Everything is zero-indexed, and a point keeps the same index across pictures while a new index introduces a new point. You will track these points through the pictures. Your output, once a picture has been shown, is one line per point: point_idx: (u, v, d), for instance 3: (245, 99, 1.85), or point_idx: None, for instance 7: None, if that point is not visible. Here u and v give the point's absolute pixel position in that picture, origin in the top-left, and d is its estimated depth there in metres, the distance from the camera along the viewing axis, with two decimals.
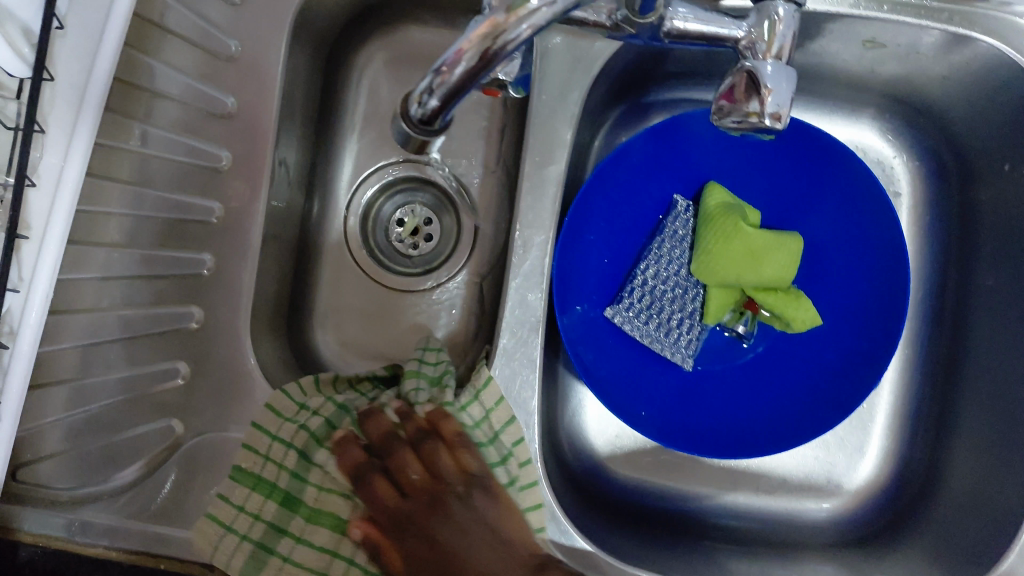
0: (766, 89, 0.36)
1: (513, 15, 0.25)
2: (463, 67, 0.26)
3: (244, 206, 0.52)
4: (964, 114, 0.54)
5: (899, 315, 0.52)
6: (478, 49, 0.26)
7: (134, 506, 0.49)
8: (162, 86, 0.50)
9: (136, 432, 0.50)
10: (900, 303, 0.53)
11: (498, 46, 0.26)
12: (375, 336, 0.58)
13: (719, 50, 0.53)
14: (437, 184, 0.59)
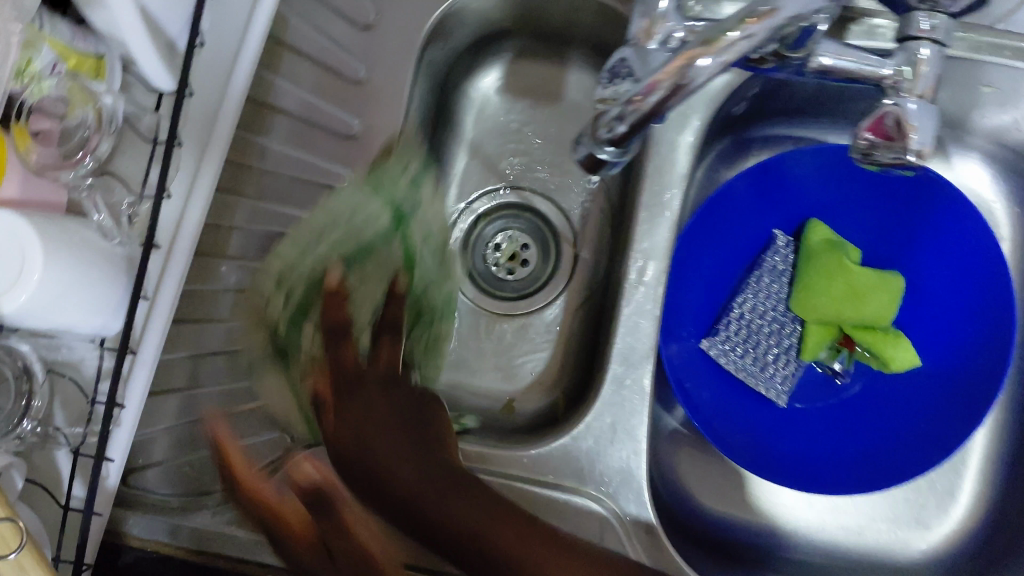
0: (909, 126, 0.38)
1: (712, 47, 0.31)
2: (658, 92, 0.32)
3: None
4: None
5: (1002, 357, 0.53)
6: (668, 80, 0.32)
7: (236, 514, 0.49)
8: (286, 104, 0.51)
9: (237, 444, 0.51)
10: (1004, 346, 0.53)
11: (686, 79, 0.32)
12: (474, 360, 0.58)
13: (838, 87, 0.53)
14: (538, 212, 0.60)
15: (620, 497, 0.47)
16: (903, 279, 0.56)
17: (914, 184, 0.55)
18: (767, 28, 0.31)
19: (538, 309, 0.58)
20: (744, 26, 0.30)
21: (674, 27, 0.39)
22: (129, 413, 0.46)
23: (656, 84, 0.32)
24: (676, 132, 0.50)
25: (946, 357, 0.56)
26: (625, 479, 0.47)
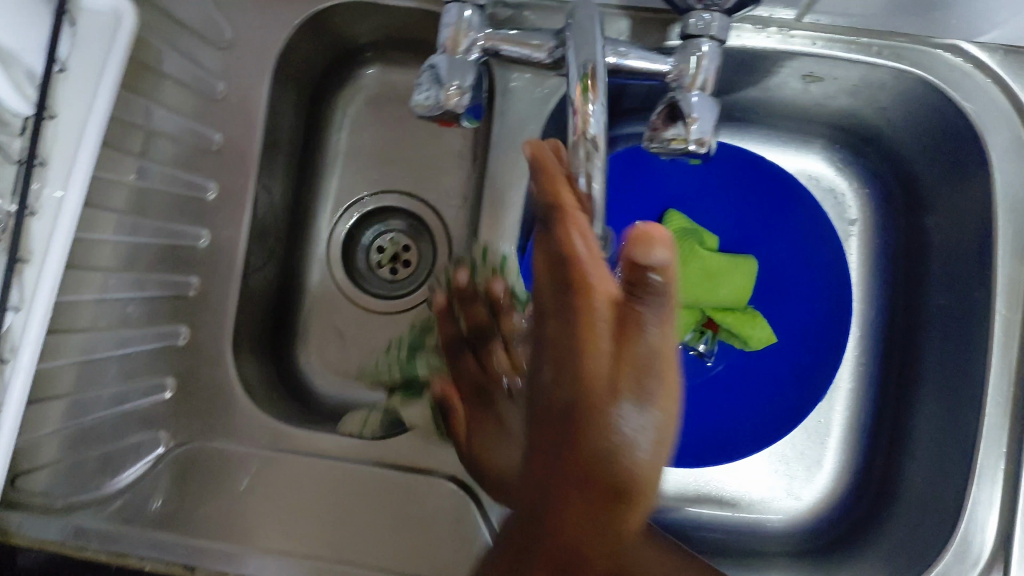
0: (691, 119, 0.42)
1: None
2: None
3: (234, 237, 0.55)
4: (904, 140, 0.57)
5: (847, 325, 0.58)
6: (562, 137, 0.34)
7: (124, 512, 0.50)
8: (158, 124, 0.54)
9: (121, 443, 0.51)
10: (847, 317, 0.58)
11: None
12: (355, 359, 0.59)
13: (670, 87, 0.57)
14: (407, 212, 0.62)
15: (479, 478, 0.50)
16: (755, 261, 0.60)
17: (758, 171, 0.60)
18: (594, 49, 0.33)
19: (416, 307, 0.60)
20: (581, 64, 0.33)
21: (475, 37, 0.44)
22: (8, 418, 0.47)
23: None
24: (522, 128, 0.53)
25: (800, 332, 0.60)
26: None
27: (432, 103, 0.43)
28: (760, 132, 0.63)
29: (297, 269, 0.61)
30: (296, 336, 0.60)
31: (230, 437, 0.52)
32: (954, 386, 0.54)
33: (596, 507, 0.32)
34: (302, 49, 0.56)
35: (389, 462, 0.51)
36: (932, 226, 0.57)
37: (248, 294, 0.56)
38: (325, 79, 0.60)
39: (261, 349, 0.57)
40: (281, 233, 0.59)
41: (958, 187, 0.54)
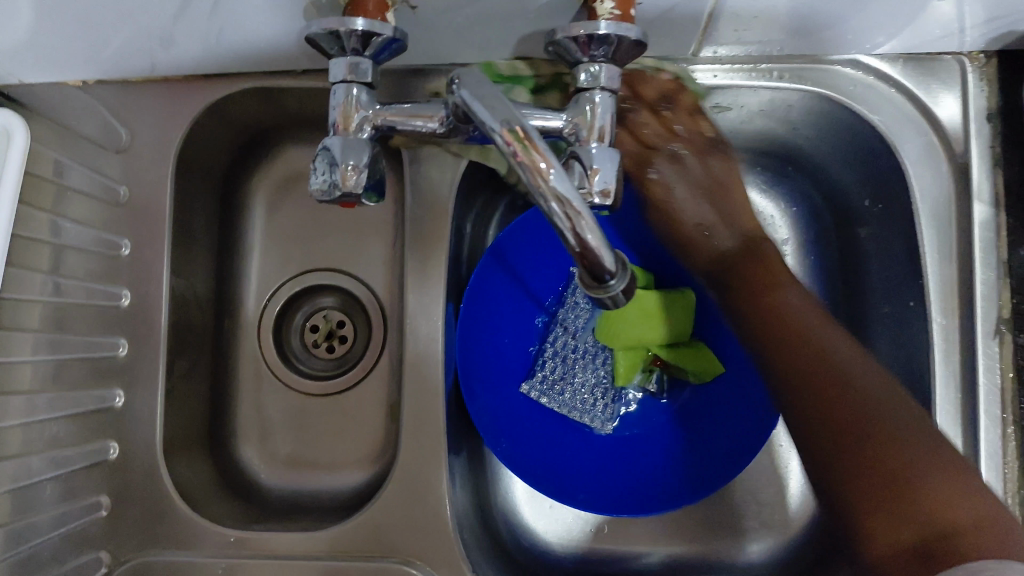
0: (592, 170, 0.42)
1: (537, 173, 0.30)
2: (573, 235, 0.31)
3: (150, 347, 0.53)
4: (822, 157, 0.57)
5: None
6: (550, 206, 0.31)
7: None
8: (69, 238, 0.52)
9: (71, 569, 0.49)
10: None
11: (554, 202, 0.30)
12: (301, 445, 0.58)
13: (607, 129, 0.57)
14: (338, 286, 0.60)
15: (431, 558, 0.50)
16: (692, 294, 0.60)
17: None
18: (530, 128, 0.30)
19: (358, 385, 0.59)
20: (523, 146, 0.30)
21: (365, 114, 0.42)
22: None
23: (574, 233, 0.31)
24: (437, 197, 0.52)
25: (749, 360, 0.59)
26: (437, 540, 0.50)
27: (329, 187, 0.42)
28: None
29: (228, 362, 0.59)
30: (234, 431, 0.59)
31: (174, 548, 0.51)
32: None
33: (894, 518, 0.37)
34: (204, 142, 0.55)
35: (341, 553, 0.50)
36: (861, 238, 0.57)
37: (178, 397, 0.54)
38: (234, 167, 0.58)
39: (198, 450, 0.56)
40: (206, 328, 0.58)
41: (880, 197, 0.53)
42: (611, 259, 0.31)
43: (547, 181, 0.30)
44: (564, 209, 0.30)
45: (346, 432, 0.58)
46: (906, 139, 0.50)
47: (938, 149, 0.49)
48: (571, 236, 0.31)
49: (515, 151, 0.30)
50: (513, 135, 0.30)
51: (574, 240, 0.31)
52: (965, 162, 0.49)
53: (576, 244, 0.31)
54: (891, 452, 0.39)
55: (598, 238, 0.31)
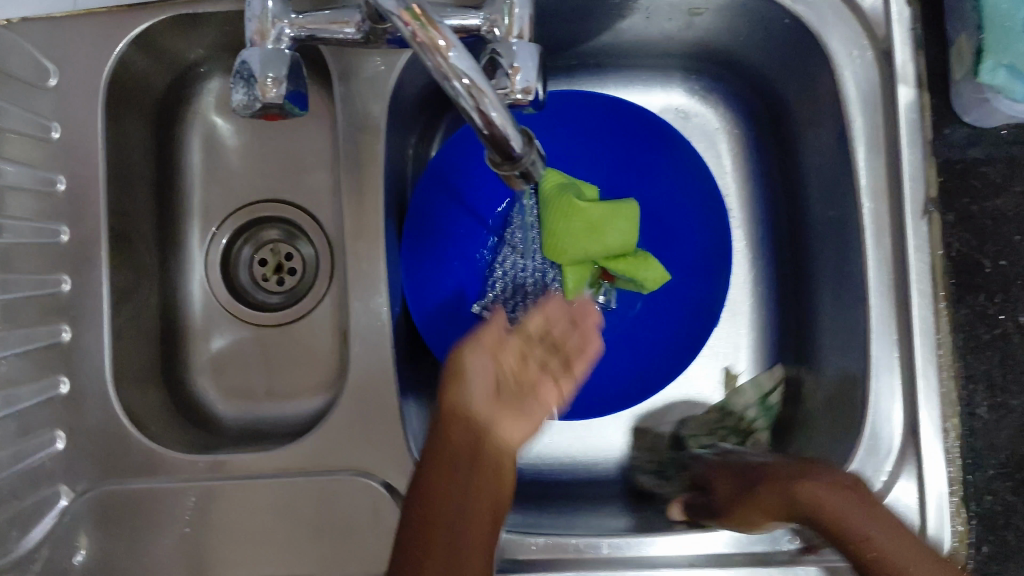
0: (514, 69, 0.42)
1: (443, 62, 0.30)
2: (483, 118, 0.31)
3: (92, 279, 0.52)
4: (753, 55, 0.57)
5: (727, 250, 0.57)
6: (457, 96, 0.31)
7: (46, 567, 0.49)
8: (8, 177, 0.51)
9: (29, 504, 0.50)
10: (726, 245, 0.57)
11: (463, 91, 0.31)
12: (254, 376, 0.59)
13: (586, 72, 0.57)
14: (284, 219, 0.60)
15: (385, 469, 0.50)
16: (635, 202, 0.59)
17: (623, 111, 0.59)
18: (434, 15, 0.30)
19: (309, 313, 0.59)
20: (429, 35, 0.30)
21: (283, 25, 0.43)
22: None
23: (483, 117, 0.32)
24: (370, 114, 0.53)
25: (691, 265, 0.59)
26: (390, 450, 0.50)
27: (249, 100, 0.43)
28: (621, 72, 0.63)
29: (177, 298, 0.59)
30: (188, 365, 0.59)
31: (133, 476, 0.51)
32: (838, 289, 0.54)
33: None
34: (136, 76, 0.55)
35: (297, 471, 0.50)
36: (796, 133, 0.57)
37: (127, 330, 0.54)
38: (168, 101, 0.58)
39: (152, 383, 0.56)
40: (153, 264, 0.58)
41: (811, 90, 0.54)
42: (518, 135, 0.32)
43: (454, 71, 0.30)
44: (472, 94, 0.31)
45: (300, 360, 0.59)
46: (833, 28, 0.50)
47: (862, 35, 0.50)
48: (477, 115, 0.31)
49: (414, 31, 0.30)
50: (412, 14, 0.30)
51: (479, 119, 0.32)
52: (887, 46, 0.49)
53: (483, 122, 0.31)
54: (836, 525, 0.41)
55: (502, 114, 0.32)
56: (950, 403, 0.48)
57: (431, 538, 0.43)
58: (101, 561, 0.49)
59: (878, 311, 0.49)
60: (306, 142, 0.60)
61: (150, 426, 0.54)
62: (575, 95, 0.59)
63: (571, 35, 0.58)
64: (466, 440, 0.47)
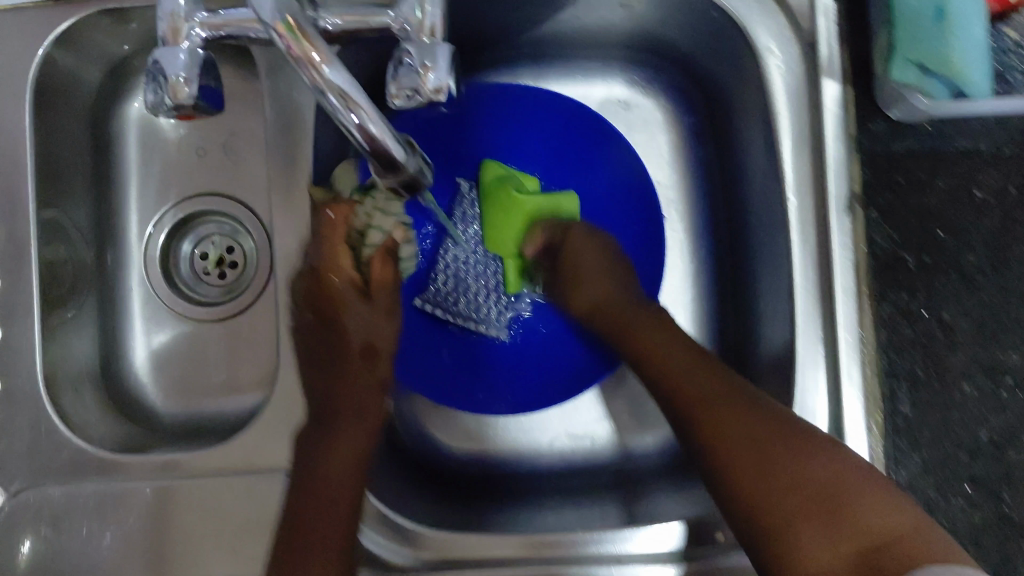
0: (424, 67, 0.41)
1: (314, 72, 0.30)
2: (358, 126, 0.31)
3: (21, 283, 0.52)
4: (690, 44, 0.56)
5: None
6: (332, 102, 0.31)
7: None
8: None
9: None
10: None
11: (337, 97, 0.31)
12: (196, 373, 0.59)
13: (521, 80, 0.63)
14: (223, 213, 0.60)
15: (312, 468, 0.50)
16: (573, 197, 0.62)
17: (555, 106, 0.61)
18: (309, 26, 0.30)
19: (250, 309, 0.59)
20: (299, 44, 0.30)
21: (193, 23, 0.42)
22: None
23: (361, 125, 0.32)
24: (299, 110, 0.52)
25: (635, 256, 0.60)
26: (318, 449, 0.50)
27: (158, 101, 0.43)
28: (560, 63, 0.62)
29: (115, 295, 0.59)
30: (127, 363, 0.59)
31: (66, 477, 0.51)
32: (771, 284, 0.54)
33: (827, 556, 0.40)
34: (62, 74, 0.54)
35: (227, 471, 0.51)
36: (732, 126, 0.57)
37: (59, 332, 0.54)
38: (102, 96, 0.58)
39: (89, 382, 0.56)
40: (88, 262, 0.58)
41: (742, 82, 0.53)
42: (397, 150, 0.32)
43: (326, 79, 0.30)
44: (346, 103, 0.31)
45: (241, 355, 0.59)
46: (759, 19, 0.49)
47: (787, 27, 0.49)
48: (355, 129, 0.32)
49: (287, 44, 0.30)
50: (286, 27, 0.29)
51: (357, 133, 0.32)
52: (812, 39, 0.48)
53: (362, 137, 0.32)
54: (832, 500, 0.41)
55: (381, 127, 0.32)
56: (873, 401, 0.47)
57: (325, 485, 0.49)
58: (40, 560, 0.50)
59: (802, 308, 0.49)
60: (240, 135, 0.59)
61: (82, 425, 0.54)
62: (503, 90, 0.61)
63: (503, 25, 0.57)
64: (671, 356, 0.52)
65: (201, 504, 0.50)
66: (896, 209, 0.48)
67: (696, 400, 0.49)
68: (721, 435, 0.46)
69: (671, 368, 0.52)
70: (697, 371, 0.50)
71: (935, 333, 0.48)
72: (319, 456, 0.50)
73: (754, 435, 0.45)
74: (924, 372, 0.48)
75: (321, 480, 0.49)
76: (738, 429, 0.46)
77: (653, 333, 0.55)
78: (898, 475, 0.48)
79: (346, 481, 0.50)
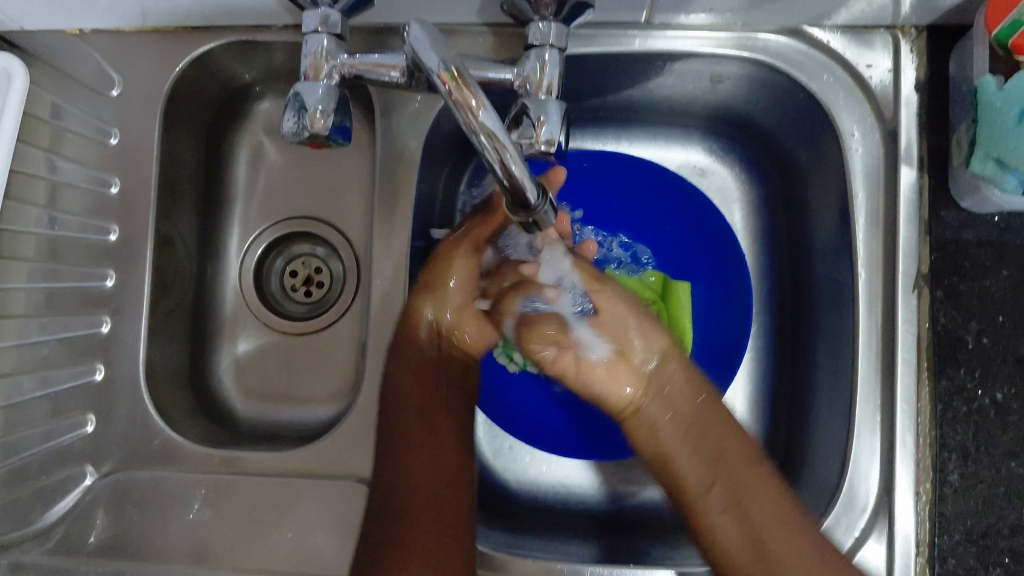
0: (539, 121, 0.46)
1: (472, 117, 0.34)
2: (509, 168, 0.35)
3: (132, 278, 0.56)
4: (771, 122, 0.60)
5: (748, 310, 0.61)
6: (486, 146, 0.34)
7: (64, 544, 0.53)
8: (68, 177, 0.57)
9: (59, 476, 0.54)
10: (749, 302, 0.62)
11: (492, 141, 0.34)
12: (275, 380, 0.62)
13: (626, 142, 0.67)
14: (317, 235, 0.64)
15: None
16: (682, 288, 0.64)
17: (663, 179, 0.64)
18: (470, 77, 0.34)
19: (333, 326, 0.63)
20: (461, 91, 0.34)
21: (335, 64, 0.47)
22: None
23: (509, 168, 0.35)
24: (410, 147, 0.57)
25: (714, 314, 0.64)
26: None
27: (298, 128, 0.46)
28: (646, 129, 0.67)
29: (209, 300, 0.63)
30: (213, 364, 0.63)
31: (156, 463, 0.55)
32: (832, 352, 0.57)
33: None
34: (192, 92, 0.59)
35: (305, 473, 0.54)
36: (805, 201, 0.60)
37: (159, 328, 0.58)
38: (221, 115, 0.62)
39: (180, 376, 0.60)
40: (190, 267, 0.62)
41: (820, 160, 0.57)
42: (533, 189, 0.35)
43: (481, 121, 0.34)
44: (498, 147, 0.34)
45: (319, 369, 0.62)
46: (845, 105, 0.53)
47: (869, 115, 0.53)
48: (500, 168, 0.35)
49: (450, 90, 0.34)
50: (449, 75, 0.33)
51: (501, 170, 0.35)
52: (893, 128, 0.52)
53: (505, 174, 0.35)
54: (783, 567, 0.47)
55: (522, 168, 0.35)
56: (923, 468, 0.51)
57: (404, 500, 0.51)
58: (116, 538, 0.53)
59: (864, 375, 0.52)
60: (344, 164, 0.63)
61: (169, 413, 0.57)
62: (609, 155, 0.64)
63: (600, 87, 0.61)
64: (666, 436, 0.54)
65: (279, 501, 0.53)
66: (961, 293, 0.51)
67: (744, 510, 0.49)
68: (767, 553, 0.47)
69: (741, 482, 0.50)
70: (771, 499, 0.49)
71: (989, 413, 0.51)
72: (384, 516, 0.50)
73: (811, 563, 0.46)
74: (975, 448, 0.51)
75: (407, 518, 0.51)
76: (791, 562, 0.46)
77: (715, 432, 0.53)
78: (943, 542, 0.50)
79: (452, 497, 0.53)
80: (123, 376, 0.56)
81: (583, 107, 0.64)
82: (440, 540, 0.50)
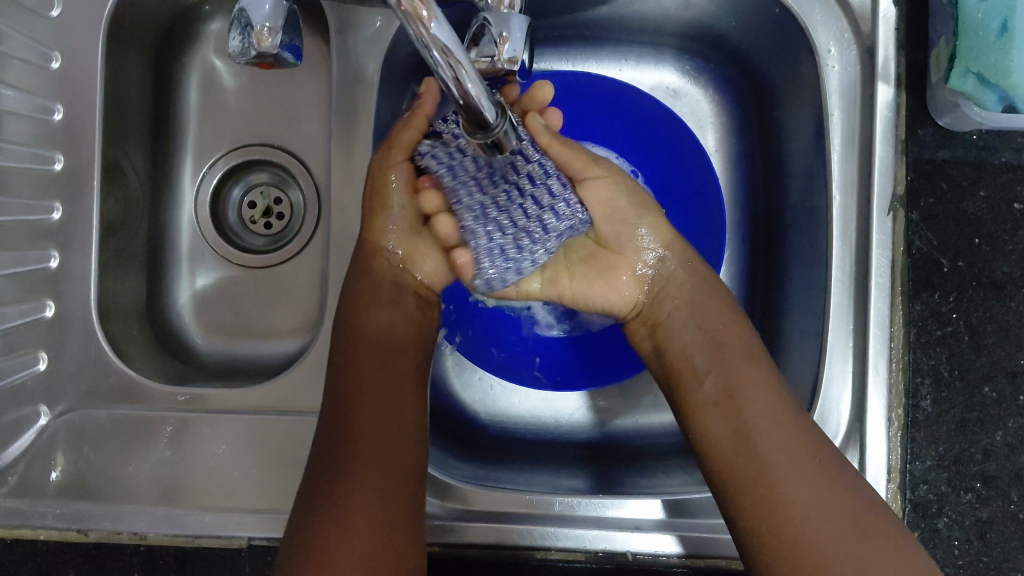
0: (502, 38, 0.43)
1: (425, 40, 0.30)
2: (468, 89, 0.32)
3: (82, 211, 0.54)
4: (746, 41, 0.58)
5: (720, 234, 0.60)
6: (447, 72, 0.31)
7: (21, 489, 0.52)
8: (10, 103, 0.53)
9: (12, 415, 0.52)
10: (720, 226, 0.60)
11: (454, 67, 0.31)
12: (235, 313, 0.61)
13: (596, 62, 0.65)
14: (276, 164, 0.62)
15: None
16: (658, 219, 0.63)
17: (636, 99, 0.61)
18: None
19: (293, 258, 0.61)
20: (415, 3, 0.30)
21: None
22: None
23: (465, 89, 0.32)
24: (369, 70, 0.54)
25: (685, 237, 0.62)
26: None
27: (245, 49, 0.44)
28: (616, 49, 0.64)
29: (163, 233, 0.61)
30: (170, 299, 0.61)
31: (112, 400, 0.53)
32: (805, 278, 0.56)
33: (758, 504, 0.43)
34: (136, 11, 0.56)
35: (269, 410, 0.53)
36: (779, 122, 0.58)
37: (108, 263, 0.56)
38: (169, 37, 0.59)
39: (135, 310, 0.58)
40: (141, 199, 0.59)
41: (794, 79, 0.55)
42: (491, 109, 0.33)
43: (438, 44, 0.30)
44: (454, 70, 0.31)
45: (281, 302, 0.60)
46: (820, 19, 0.51)
47: (847, 31, 0.51)
48: (456, 89, 0.32)
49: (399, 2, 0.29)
50: None
51: (456, 92, 0.32)
52: (871, 44, 0.50)
53: (461, 97, 0.32)
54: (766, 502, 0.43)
55: (479, 89, 0.33)
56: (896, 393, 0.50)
57: (358, 436, 0.47)
58: (76, 478, 0.52)
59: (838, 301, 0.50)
60: (300, 89, 0.60)
61: (122, 350, 0.55)
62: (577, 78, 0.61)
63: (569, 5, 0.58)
64: (664, 333, 0.52)
65: (241, 438, 0.52)
66: (936, 216, 0.51)
67: (735, 404, 0.46)
68: (755, 450, 0.45)
69: (731, 368, 0.48)
70: (761, 390, 0.47)
71: (963, 337, 0.51)
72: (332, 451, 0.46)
73: (787, 459, 0.44)
74: (948, 372, 0.51)
75: (358, 457, 0.46)
76: (790, 499, 0.43)
77: (717, 316, 0.51)
78: (915, 468, 0.50)
79: (406, 450, 0.47)
80: (74, 311, 0.54)
81: (552, 25, 0.62)
82: (384, 486, 0.45)
